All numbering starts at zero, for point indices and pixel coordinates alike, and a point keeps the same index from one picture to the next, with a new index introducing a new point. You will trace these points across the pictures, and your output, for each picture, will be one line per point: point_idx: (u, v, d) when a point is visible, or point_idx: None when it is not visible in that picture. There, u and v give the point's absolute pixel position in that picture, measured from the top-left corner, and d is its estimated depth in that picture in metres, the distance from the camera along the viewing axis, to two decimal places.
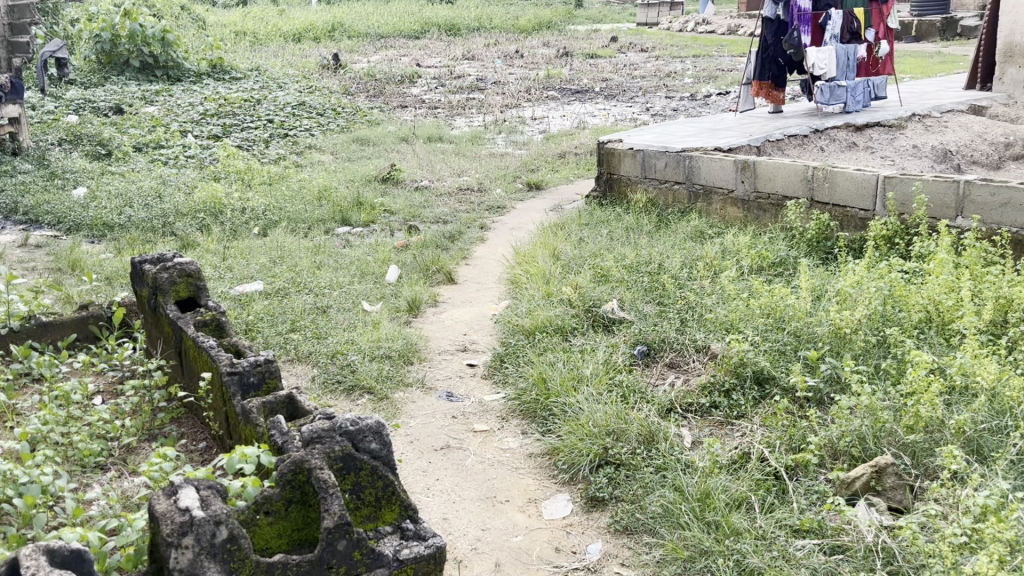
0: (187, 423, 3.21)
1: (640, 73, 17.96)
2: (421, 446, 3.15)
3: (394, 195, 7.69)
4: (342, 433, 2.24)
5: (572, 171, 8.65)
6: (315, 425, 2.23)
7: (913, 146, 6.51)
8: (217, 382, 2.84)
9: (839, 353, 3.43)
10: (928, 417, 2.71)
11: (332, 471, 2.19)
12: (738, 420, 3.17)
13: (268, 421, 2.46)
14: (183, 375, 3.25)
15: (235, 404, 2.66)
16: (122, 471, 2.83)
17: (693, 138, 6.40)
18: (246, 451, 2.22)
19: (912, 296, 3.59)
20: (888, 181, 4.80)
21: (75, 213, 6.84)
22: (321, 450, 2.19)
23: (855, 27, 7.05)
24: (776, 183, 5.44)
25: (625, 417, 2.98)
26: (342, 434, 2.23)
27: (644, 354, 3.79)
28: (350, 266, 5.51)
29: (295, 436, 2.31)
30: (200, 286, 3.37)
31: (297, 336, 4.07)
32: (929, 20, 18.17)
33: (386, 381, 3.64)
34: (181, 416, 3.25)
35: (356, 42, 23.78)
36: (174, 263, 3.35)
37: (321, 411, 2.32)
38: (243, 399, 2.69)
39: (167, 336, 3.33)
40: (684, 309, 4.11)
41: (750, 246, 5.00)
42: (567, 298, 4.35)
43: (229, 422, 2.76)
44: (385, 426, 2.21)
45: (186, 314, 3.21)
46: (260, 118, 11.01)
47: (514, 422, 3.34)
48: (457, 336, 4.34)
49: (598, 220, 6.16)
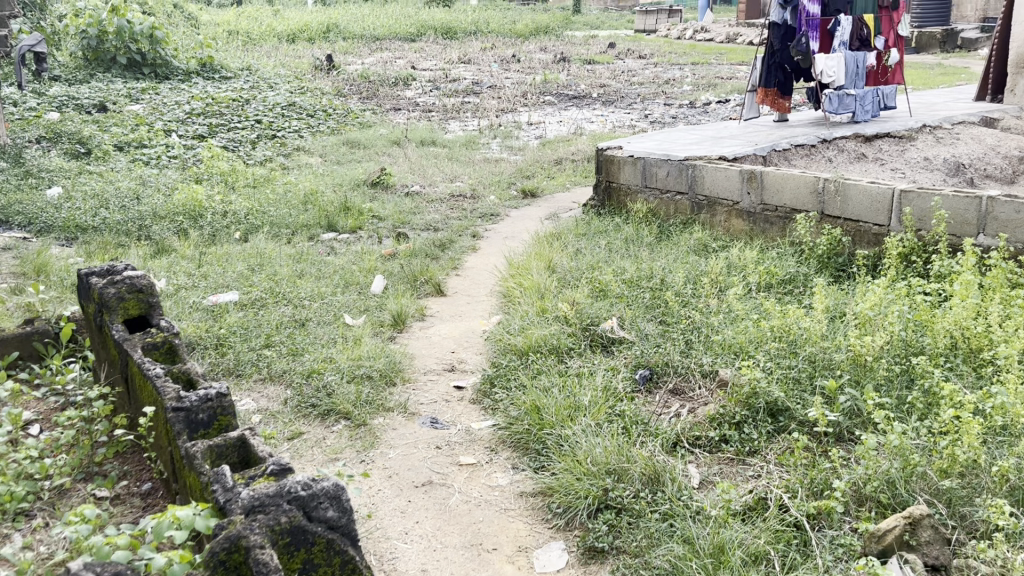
0: (132, 461, 2.95)
1: (637, 79, 17.71)
2: (400, 482, 2.85)
3: (383, 200, 7.39)
4: (291, 499, 2.03)
5: (568, 178, 8.38)
6: (258, 491, 2.01)
7: (925, 158, 6.24)
8: (162, 418, 2.56)
9: (859, 382, 3.15)
10: (966, 460, 2.43)
11: (277, 546, 1.97)
12: (750, 456, 2.88)
13: (212, 470, 2.17)
14: (129, 404, 3.00)
15: (180, 444, 2.37)
16: (49, 519, 2.54)
17: (695, 146, 6.13)
18: (178, 514, 1.84)
19: (937, 321, 3.31)
20: (905, 195, 4.53)
21: (47, 215, 6.54)
22: (264, 522, 1.97)
23: (864, 35, 6.78)
24: (784, 195, 5.17)
25: (626, 455, 2.69)
26: (291, 501, 2.02)
27: (645, 380, 3.50)
28: (332, 276, 5.21)
29: (239, 494, 2.06)
30: (151, 305, 3.17)
31: (271, 353, 3.77)
32: (930, 32, 17.96)
33: (364, 406, 3.33)
34: (125, 451, 2.98)
35: (350, 44, 23.51)
36: (124, 278, 3.16)
37: (275, 465, 2.15)
38: (189, 438, 2.40)
39: (112, 359, 3.09)
40: (689, 330, 3.83)
41: (757, 262, 4.72)
42: (563, 315, 4.07)
43: (173, 464, 2.46)
44: (342, 494, 2.03)
45: (135, 335, 2.98)
46: (248, 118, 10.71)
47: (504, 454, 3.04)
48: (444, 355, 4.05)
49: (595, 231, 5.89)
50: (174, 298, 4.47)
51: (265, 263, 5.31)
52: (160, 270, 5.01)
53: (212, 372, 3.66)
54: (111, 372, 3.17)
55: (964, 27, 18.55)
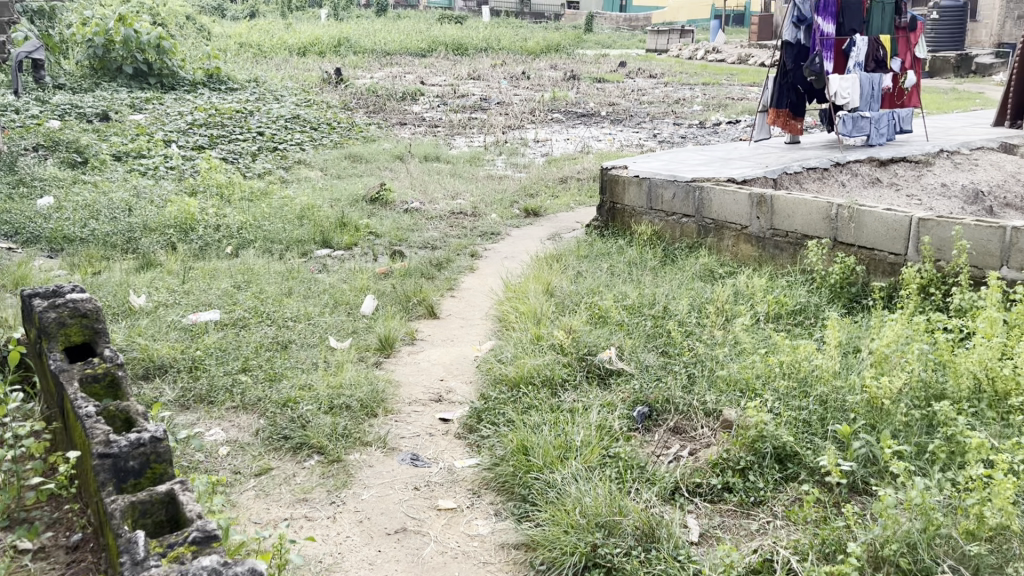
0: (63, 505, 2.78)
1: (647, 99, 17.54)
2: (372, 528, 2.62)
3: (382, 216, 7.19)
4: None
5: (573, 198, 8.17)
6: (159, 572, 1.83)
7: (942, 185, 6.00)
8: (89, 458, 2.39)
9: (875, 427, 2.92)
10: (995, 524, 2.20)
11: None
12: (756, 508, 2.64)
13: (129, 533, 2.06)
14: (66, 439, 2.83)
15: (104, 498, 2.23)
16: None
17: (703, 168, 5.92)
18: None
19: (960, 362, 3.08)
20: (923, 223, 4.29)
21: (34, 224, 6.35)
22: None
23: (880, 56, 6.58)
24: (795, 220, 4.94)
25: (618, 506, 2.47)
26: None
27: (644, 417, 3.26)
28: (322, 296, 5.00)
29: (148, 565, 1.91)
30: (97, 330, 3.01)
31: (246, 378, 3.55)
32: (944, 56, 17.68)
33: (341, 439, 3.10)
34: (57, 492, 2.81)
35: (361, 58, 23.46)
36: (66, 300, 2.99)
37: (198, 533, 2.02)
38: (117, 490, 2.27)
39: (52, 388, 2.92)
40: (693, 363, 3.60)
41: (766, 291, 4.49)
42: (558, 343, 3.84)
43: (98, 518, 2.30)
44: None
45: (74, 365, 2.81)
46: (250, 130, 10.56)
47: (487, 498, 2.81)
48: (432, 383, 3.82)
49: (597, 253, 5.66)
50: (152, 316, 4.26)
51: (253, 280, 5.11)
52: (143, 286, 4.81)
53: (182, 396, 3.44)
54: (51, 403, 3.00)
55: (978, 52, 18.19)
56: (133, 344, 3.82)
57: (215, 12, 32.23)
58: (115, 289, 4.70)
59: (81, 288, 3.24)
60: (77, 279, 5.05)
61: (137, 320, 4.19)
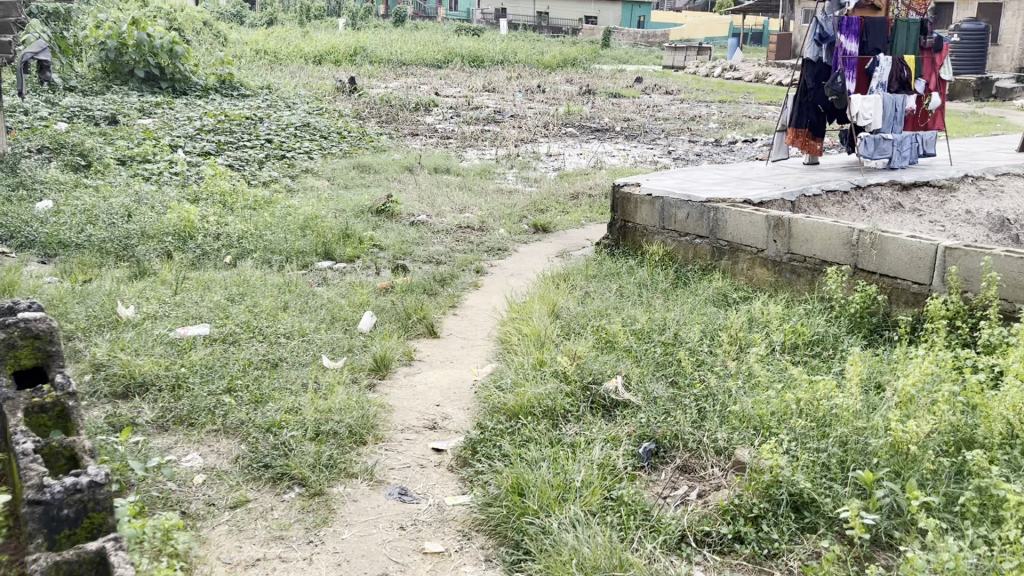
0: None
1: (662, 115, 17.37)
2: (350, 573, 2.42)
3: (387, 228, 7.02)
4: None
5: (584, 214, 7.97)
6: None
7: (967, 212, 5.77)
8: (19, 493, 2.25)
9: (900, 474, 2.69)
10: None
11: None
12: (770, 561, 2.43)
13: None
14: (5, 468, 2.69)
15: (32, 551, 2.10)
16: None
17: (719, 187, 5.71)
18: None
19: (992, 405, 2.85)
20: (950, 253, 4.07)
21: (30, 229, 6.20)
22: None
23: (904, 76, 6.36)
24: (813, 245, 4.72)
25: (618, 559, 2.28)
26: None
27: (650, 454, 3.05)
28: (319, 311, 4.82)
29: None
30: (48, 356, 2.89)
31: (230, 399, 3.36)
32: (963, 79, 17.59)
33: (325, 470, 2.91)
34: None
35: (376, 67, 23.42)
36: (18, 323, 2.86)
37: None
38: (50, 541, 2.15)
39: None
40: (705, 397, 3.37)
41: (782, 319, 4.27)
42: (561, 370, 3.62)
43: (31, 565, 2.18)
44: None
45: (19, 390, 2.69)
46: (259, 138, 10.43)
47: (478, 541, 2.60)
48: (427, 408, 3.62)
49: (607, 274, 5.46)
50: (138, 329, 4.08)
51: (249, 292, 4.93)
52: (133, 297, 4.64)
53: (161, 417, 3.26)
54: None
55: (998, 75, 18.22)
56: (114, 359, 3.63)
57: (233, 19, 32.34)
58: (104, 300, 4.53)
59: (38, 308, 3.12)
60: (66, 288, 4.88)
61: (122, 333, 4.01)
